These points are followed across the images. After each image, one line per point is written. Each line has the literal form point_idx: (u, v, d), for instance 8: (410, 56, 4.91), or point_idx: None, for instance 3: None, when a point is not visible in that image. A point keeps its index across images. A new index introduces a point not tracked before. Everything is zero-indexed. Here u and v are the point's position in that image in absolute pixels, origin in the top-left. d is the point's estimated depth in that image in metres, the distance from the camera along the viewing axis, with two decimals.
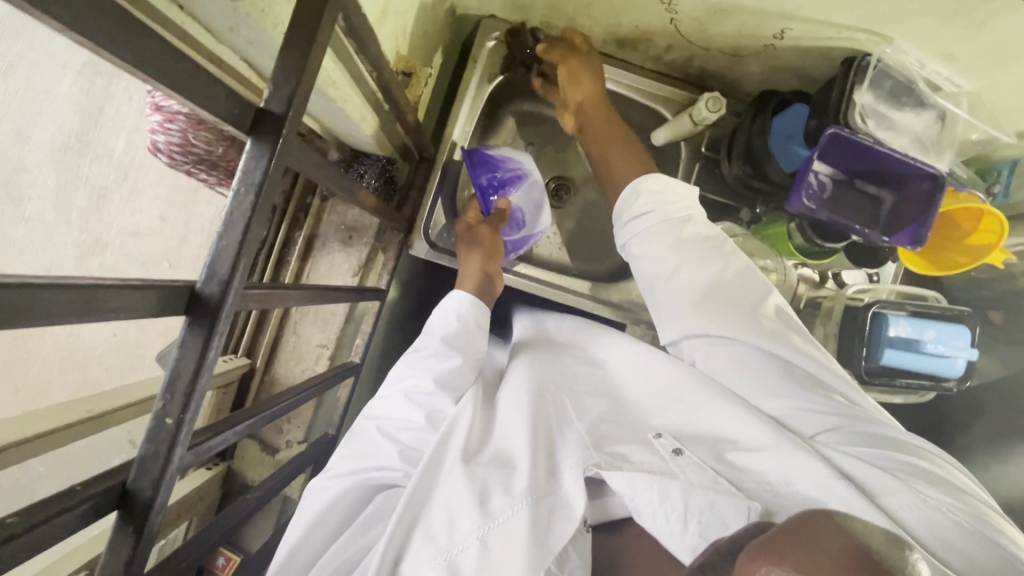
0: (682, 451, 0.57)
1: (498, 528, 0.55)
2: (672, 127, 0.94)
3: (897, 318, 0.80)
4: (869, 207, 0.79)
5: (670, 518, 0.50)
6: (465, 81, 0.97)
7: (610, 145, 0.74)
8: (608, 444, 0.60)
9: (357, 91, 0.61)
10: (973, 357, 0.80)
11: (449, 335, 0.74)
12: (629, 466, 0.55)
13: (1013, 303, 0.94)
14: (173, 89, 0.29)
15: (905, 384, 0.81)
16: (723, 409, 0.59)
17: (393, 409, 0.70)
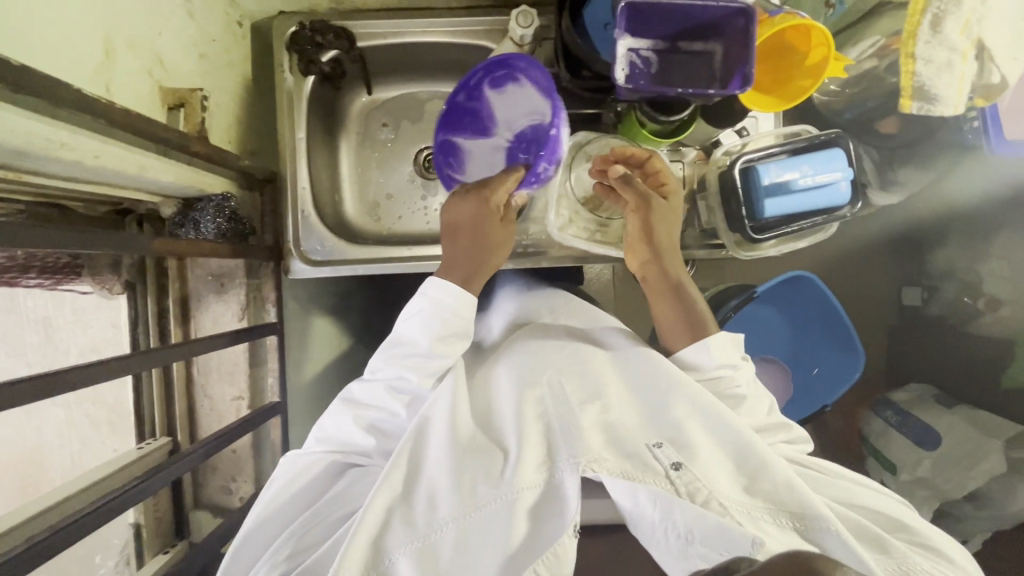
0: (682, 464, 0.56)
1: (477, 515, 0.55)
2: (498, 56, 0.90)
3: (766, 166, 0.76)
4: (699, 64, 0.75)
5: (668, 535, 0.52)
6: (280, 90, 0.92)
7: (686, 302, 0.77)
8: (615, 439, 0.60)
9: (111, 144, 0.58)
10: (853, 176, 0.77)
11: (438, 333, 0.68)
12: (638, 472, 0.56)
13: (892, 111, 0.91)
14: None
15: (795, 228, 0.79)
16: (744, 434, 0.61)
17: (371, 397, 0.69)
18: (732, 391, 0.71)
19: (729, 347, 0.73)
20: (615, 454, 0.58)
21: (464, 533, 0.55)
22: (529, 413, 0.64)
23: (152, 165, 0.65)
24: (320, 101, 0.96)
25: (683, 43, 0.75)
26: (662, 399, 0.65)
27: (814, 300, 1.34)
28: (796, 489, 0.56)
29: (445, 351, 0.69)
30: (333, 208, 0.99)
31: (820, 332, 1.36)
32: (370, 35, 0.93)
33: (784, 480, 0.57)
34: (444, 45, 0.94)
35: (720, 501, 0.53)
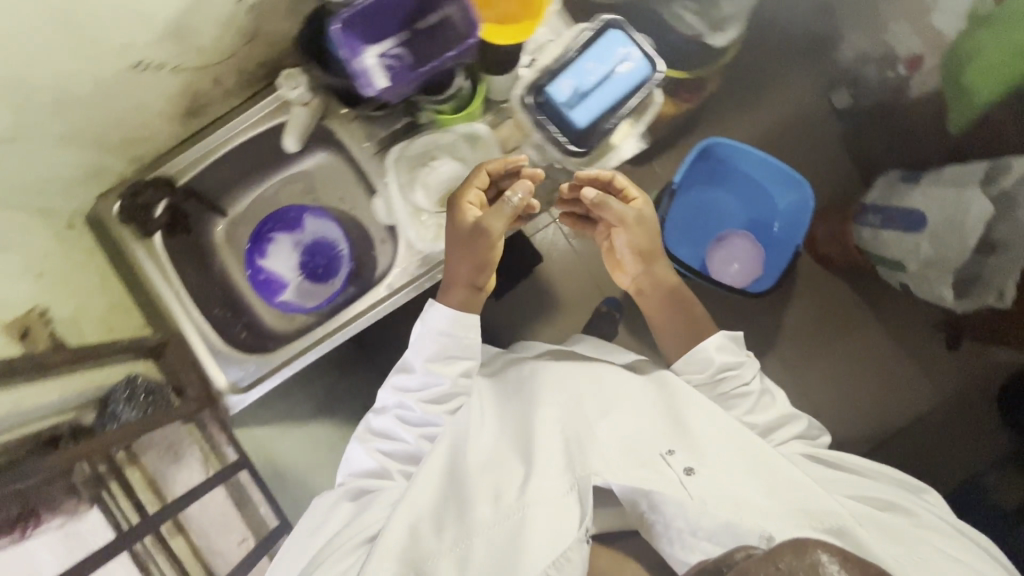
0: (692, 469, 0.69)
1: (498, 527, 0.69)
2: (294, 126, 0.91)
3: (555, 89, 0.85)
4: (441, 32, 0.76)
5: (681, 533, 0.66)
6: (136, 261, 0.96)
7: (682, 300, 0.93)
8: (626, 443, 0.76)
9: None
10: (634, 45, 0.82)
11: (433, 356, 0.85)
12: (657, 475, 0.69)
13: None
14: None
15: (617, 116, 0.85)
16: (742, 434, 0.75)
17: (385, 428, 0.87)
18: (742, 388, 0.86)
19: (734, 352, 0.89)
20: (625, 459, 0.72)
21: (489, 538, 0.69)
22: (549, 435, 0.78)
23: (24, 395, 0.74)
24: (177, 248, 0.99)
25: (410, 28, 0.76)
26: (674, 406, 0.81)
27: (742, 157, 1.42)
28: (800, 479, 0.69)
29: (441, 372, 0.84)
30: (242, 331, 1.02)
31: (767, 184, 1.45)
32: (185, 168, 0.97)
33: (792, 475, 0.70)
34: (251, 141, 0.97)
35: (726, 493, 0.66)
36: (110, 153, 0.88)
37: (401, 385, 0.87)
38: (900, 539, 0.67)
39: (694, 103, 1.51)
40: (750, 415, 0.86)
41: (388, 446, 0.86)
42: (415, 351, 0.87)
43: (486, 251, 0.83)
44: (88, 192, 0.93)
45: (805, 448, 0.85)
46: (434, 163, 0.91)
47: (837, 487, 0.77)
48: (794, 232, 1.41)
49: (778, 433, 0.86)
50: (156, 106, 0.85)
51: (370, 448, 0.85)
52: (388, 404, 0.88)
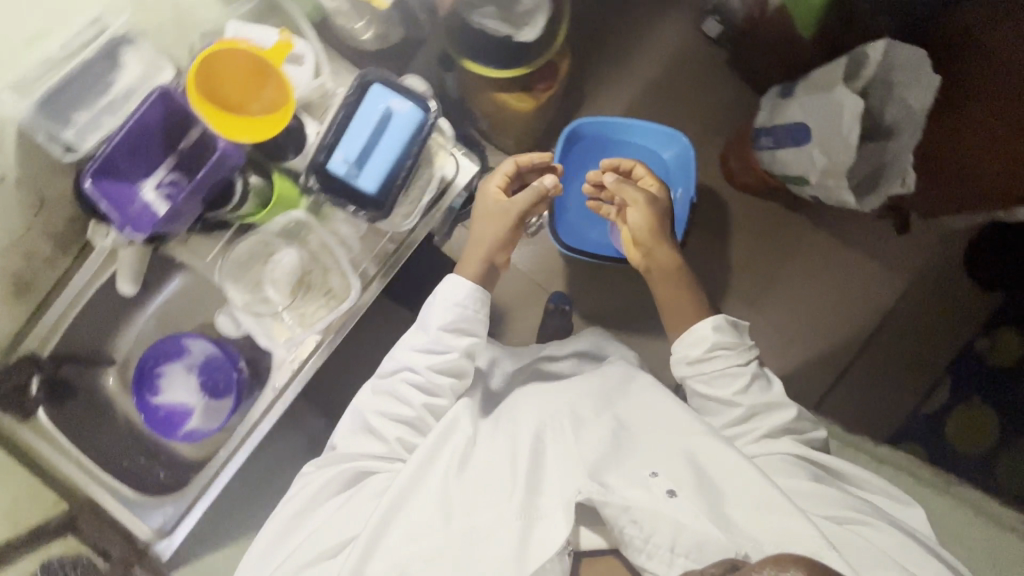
0: (673, 492, 0.78)
1: (478, 536, 0.78)
2: (120, 271, 0.90)
3: (332, 163, 0.74)
4: (200, 150, 0.80)
5: (654, 551, 0.75)
6: (33, 445, 0.98)
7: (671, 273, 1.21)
8: (619, 460, 0.85)
9: None
10: (395, 91, 0.74)
11: (444, 322, 1.02)
12: (642, 491, 0.78)
13: None
14: None
15: (410, 163, 0.75)
16: (725, 453, 0.84)
17: (385, 398, 0.99)
18: (740, 368, 1.00)
19: (735, 342, 1.02)
20: (618, 474, 0.81)
21: (466, 541, 0.78)
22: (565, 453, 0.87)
23: None
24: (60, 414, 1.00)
25: (169, 164, 0.80)
26: (678, 430, 0.90)
27: (600, 127, 1.45)
28: (771, 495, 0.77)
29: (447, 343, 1.01)
30: (158, 471, 1.03)
31: (640, 141, 1.47)
32: (44, 340, 0.99)
33: (764, 498, 0.78)
34: (97, 293, 0.99)
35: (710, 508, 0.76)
36: None
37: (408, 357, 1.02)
38: (869, 549, 0.77)
39: (552, 89, 1.47)
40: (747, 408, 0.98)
41: (382, 421, 0.98)
42: (428, 323, 1.03)
43: (507, 230, 1.22)
44: None
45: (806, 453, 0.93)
46: (273, 257, 0.92)
47: (811, 483, 0.87)
48: (688, 174, 1.41)
49: (768, 420, 0.98)
50: None
51: (372, 415, 0.99)
52: (394, 373, 1.02)
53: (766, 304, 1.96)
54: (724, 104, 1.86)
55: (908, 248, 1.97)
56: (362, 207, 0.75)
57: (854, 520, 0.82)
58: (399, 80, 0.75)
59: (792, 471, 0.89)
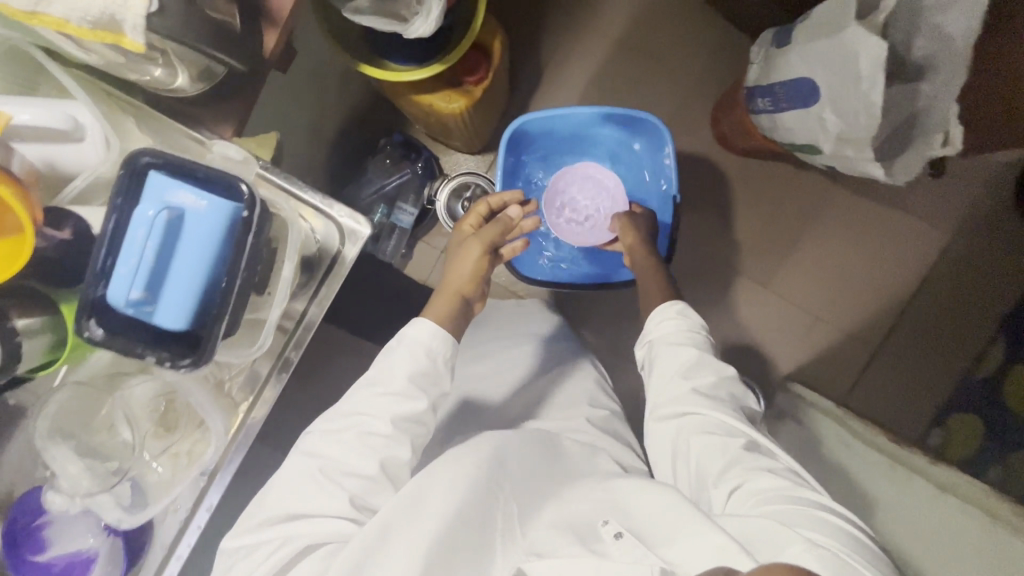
0: (620, 531, 0.69)
1: None
2: None
3: (107, 296, 0.50)
4: None
5: None
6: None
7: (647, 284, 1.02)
8: (568, 521, 0.74)
9: None
10: (185, 183, 0.50)
11: (415, 371, 0.84)
12: (585, 547, 0.69)
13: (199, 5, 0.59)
14: None
15: (228, 286, 0.52)
16: (646, 490, 0.74)
17: (335, 445, 0.80)
18: (727, 383, 0.87)
19: (695, 323, 0.93)
20: (545, 538, 0.73)
21: None
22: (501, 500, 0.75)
23: None
24: None
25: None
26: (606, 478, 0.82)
27: (551, 121, 1.18)
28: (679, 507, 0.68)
29: (414, 397, 0.83)
30: None
31: (602, 129, 1.22)
32: None
33: (681, 509, 0.68)
34: None
35: (645, 535, 0.68)
36: None
37: (353, 411, 0.82)
38: (790, 533, 0.64)
39: (481, 80, 1.19)
40: (698, 382, 0.85)
41: (336, 470, 0.78)
42: (394, 369, 0.84)
43: (480, 262, 0.98)
44: None
45: (755, 449, 0.78)
46: (121, 390, 0.70)
47: (751, 480, 0.73)
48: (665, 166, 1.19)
49: (699, 386, 0.85)
50: None
51: (313, 470, 0.78)
52: (345, 424, 0.82)
53: (783, 284, 1.64)
54: (704, 56, 1.53)
55: (951, 192, 1.61)
56: (168, 355, 0.52)
57: (790, 515, 0.68)
58: (196, 164, 0.51)
59: (734, 469, 0.75)
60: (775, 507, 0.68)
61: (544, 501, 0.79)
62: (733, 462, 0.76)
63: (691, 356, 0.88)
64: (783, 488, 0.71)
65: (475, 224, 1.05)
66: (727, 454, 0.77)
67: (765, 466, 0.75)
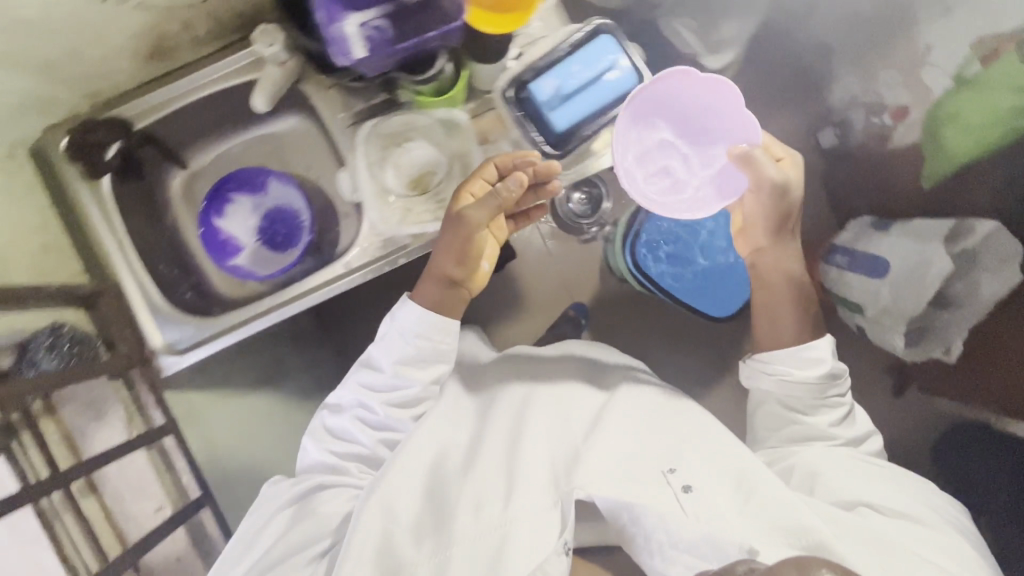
0: (690, 486, 0.73)
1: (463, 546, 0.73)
2: (262, 85, 0.88)
3: (538, 83, 0.85)
4: (427, 16, 0.75)
5: (660, 540, 0.70)
6: (82, 211, 0.91)
7: (777, 315, 0.93)
8: (636, 465, 0.78)
9: None
10: (621, 57, 0.84)
11: (405, 357, 0.85)
12: (651, 492, 0.72)
13: None
14: None
15: (596, 123, 0.85)
16: (725, 458, 0.79)
17: (344, 430, 0.88)
18: (851, 425, 0.89)
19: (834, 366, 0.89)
20: (602, 473, 0.77)
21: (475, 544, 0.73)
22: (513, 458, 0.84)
23: None
24: (128, 196, 0.95)
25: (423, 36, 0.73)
26: (678, 433, 0.85)
27: None
28: (760, 485, 0.74)
29: (409, 375, 0.85)
30: (186, 289, 0.99)
31: None
32: (143, 112, 0.93)
33: (750, 493, 0.73)
34: (214, 97, 0.95)
35: (712, 497, 0.72)
36: (73, 91, 0.87)
37: (348, 402, 0.89)
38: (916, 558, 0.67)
39: None
40: (816, 421, 0.87)
41: (355, 431, 0.87)
42: (384, 354, 0.86)
43: (469, 241, 0.82)
44: (37, 123, 0.88)
45: (873, 469, 0.82)
46: (408, 144, 0.88)
47: (866, 499, 0.77)
48: None
49: (816, 436, 0.87)
50: (110, 46, 0.83)
51: (323, 451, 0.87)
52: (348, 403, 0.88)
53: None
54: None
55: None
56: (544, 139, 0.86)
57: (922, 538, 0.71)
58: (629, 48, 0.85)
59: (844, 482, 0.80)
60: (913, 535, 0.71)
61: (614, 449, 0.82)
62: (848, 475, 0.80)
63: (807, 406, 0.88)
64: (910, 515, 0.75)
65: (476, 192, 0.82)
66: (841, 467, 0.82)
67: (886, 490, 0.79)
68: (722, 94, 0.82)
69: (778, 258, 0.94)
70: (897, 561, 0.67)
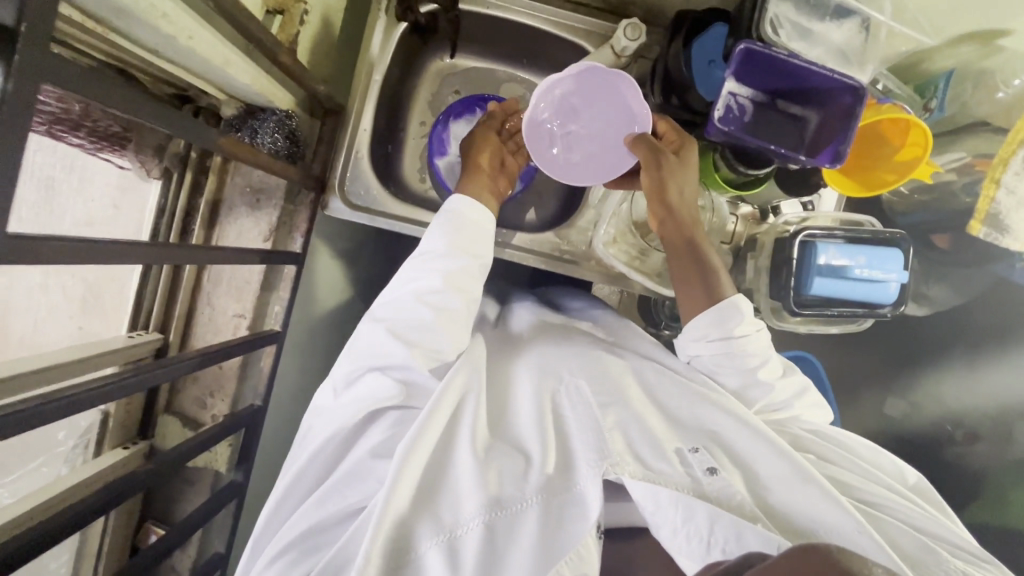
0: (717, 469, 0.59)
1: (508, 515, 0.57)
2: (592, 59, 0.88)
3: (826, 246, 0.76)
4: (793, 129, 0.74)
5: (691, 537, 0.55)
6: (368, 34, 0.90)
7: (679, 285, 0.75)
8: (641, 441, 0.61)
9: (234, 51, 0.62)
10: (904, 280, 0.77)
11: (410, 331, 0.67)
12: (655, 477, 0.58)
13: (953, 225, 0.92)
14: (22, 13, 0.30)
15: (837, 313, 0.78)
16: (757, 455, 0.63)
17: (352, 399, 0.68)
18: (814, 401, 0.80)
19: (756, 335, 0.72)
20: (624, 443, 0.61)
21: (500, 522, 0.57)
22: (524, 404, 0.68)
23: (236, 64, 0.63)
24: (404, 49, 0.94)
25: (784, 150, 0.71)
26: (683, 418, 0.66)
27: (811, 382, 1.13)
28: (806, 488, 0.59)
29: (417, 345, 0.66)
30: (386, 156, 0.97)
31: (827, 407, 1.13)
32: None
33: (796, 479, 0.60)
34: (536, 31, 0.94)
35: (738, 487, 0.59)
36: None
37: (370, 353, 0.68)
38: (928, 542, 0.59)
39: None
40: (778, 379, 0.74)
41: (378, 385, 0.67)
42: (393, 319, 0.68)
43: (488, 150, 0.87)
44: None
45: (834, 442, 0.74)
46: None
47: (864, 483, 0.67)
48: None
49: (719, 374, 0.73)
50: None
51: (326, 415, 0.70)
52: (351, 385, 0.69)
53: None
54: None
55: None
56: (795, 300, 0.78)
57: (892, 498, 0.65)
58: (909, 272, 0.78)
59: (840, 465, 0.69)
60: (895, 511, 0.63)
61: (618, 401, 0.65)
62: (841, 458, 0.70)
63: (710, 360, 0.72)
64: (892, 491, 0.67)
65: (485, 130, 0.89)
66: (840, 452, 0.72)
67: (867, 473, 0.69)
68: (613, 86, 0.77)
69: (682, 230, 0.74)
70: (917, 560, 0.57)
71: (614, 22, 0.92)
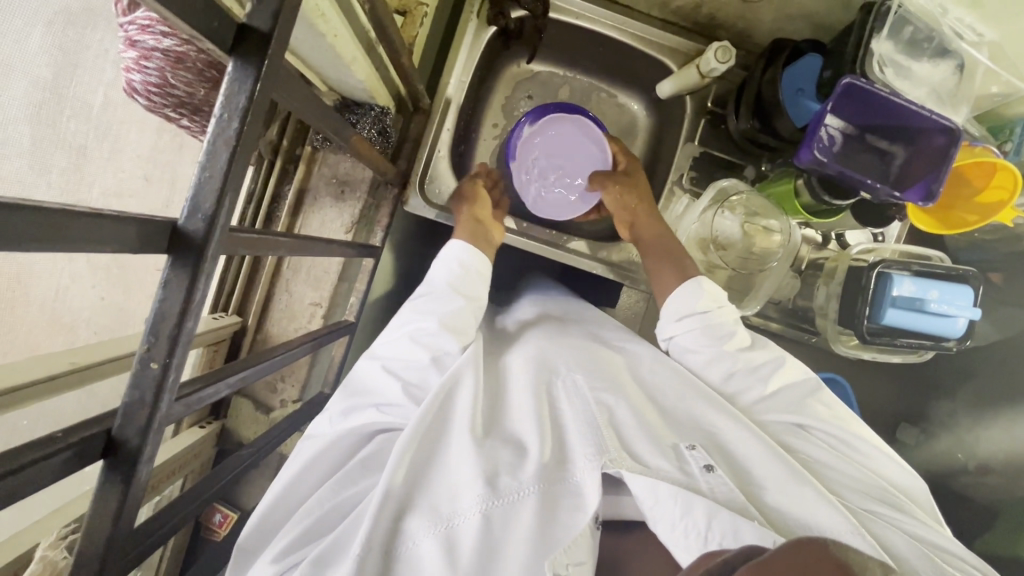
0: (713, 466, 0.51)
1: (503, 507, 0.47)
2: (679, 78, 0.89)
3: (901, 278, 0.78)
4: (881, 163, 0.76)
5: (686, 533, 0.45)
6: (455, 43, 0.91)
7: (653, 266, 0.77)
8: (634, 435, 0.53)
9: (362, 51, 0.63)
10: (975, 317, 0.78)
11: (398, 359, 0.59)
12: (650, 471, 0.49)
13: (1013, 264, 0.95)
14: (279, 18, 0.32)
15: (905, 344, 0.80)
16: (752, 452, 0.55)
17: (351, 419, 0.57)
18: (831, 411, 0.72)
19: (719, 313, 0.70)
20: (622, 437, 0.53)
21: (490, 521, 0.47)
22: (516, 393, 0.59)
23: (359, 61, 0.64)
24: (490, 53, 0.95)
25: (876, 184, 0.73)
26: (675, 418, 0.59)
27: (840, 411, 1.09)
28: (806, 495, 0.51)
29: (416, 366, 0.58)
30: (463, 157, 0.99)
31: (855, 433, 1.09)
32: (567, 9, 0.93)
33: (787, 478, 0.52)
34: (622, 46, 0.96)
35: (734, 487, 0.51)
36: None
37: (366, 390, 0.59)
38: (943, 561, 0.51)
39: None
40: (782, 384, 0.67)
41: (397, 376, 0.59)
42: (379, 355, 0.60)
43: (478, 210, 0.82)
44: None
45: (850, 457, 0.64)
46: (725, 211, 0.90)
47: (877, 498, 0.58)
48: None
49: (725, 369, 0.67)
50: None
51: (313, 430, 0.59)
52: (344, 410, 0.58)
53: None
54: None
55: None
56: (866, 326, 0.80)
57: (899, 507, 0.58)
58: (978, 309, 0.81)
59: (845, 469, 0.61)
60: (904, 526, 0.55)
61: (617, 394, 0.57)
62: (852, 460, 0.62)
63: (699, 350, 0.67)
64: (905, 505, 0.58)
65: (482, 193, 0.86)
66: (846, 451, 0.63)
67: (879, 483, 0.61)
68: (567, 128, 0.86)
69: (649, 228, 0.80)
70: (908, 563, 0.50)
71: (702, 44, 0.93)
